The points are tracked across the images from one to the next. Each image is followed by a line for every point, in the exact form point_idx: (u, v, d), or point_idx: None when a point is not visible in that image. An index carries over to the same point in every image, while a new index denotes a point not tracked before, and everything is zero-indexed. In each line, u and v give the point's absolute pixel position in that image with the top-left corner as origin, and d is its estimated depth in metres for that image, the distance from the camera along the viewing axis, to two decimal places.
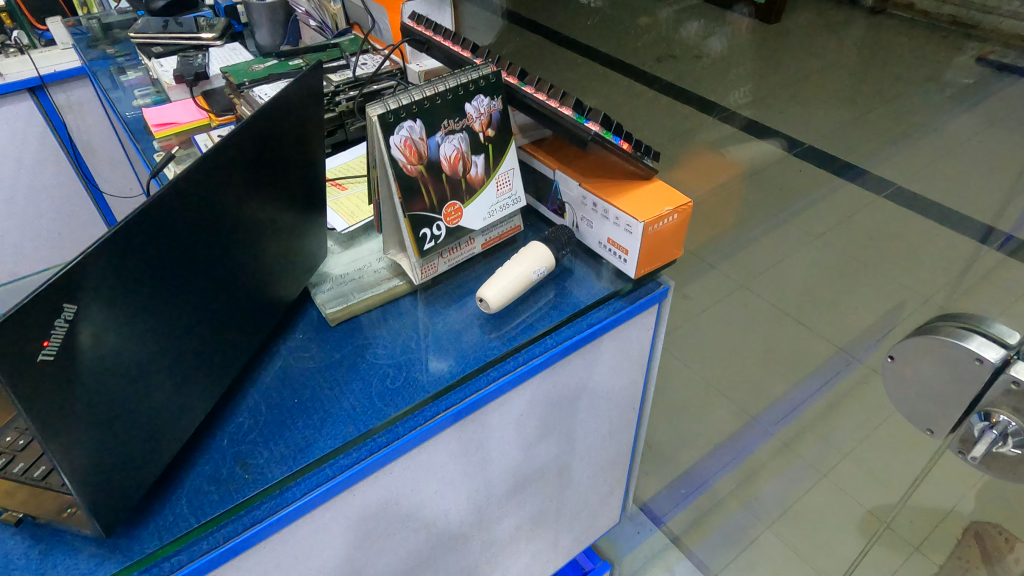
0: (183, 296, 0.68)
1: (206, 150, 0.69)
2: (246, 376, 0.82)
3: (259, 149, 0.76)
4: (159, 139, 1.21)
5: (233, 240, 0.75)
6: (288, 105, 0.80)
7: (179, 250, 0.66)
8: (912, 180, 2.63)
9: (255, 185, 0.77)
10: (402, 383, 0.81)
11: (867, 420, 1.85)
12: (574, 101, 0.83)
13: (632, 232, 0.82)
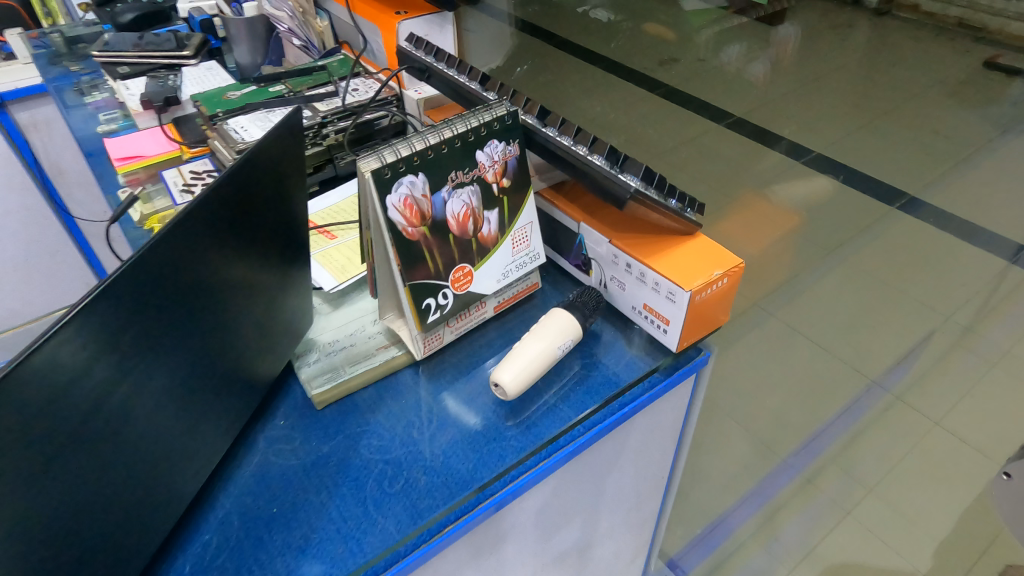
0: (141, 403, 0.55)
1: (161, 228, 0.54)
2: (217, 479, 0.70)
3: (238, 210, 0.63)
4: (123, 174, 1.07)
5: (204, 321, 0.61)
6: (273, 156, 0.67)
7: (134, 350, 0.53)
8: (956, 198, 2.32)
9: (233, 256, 0.64)
10: (401, 487, 0.68)
11: (891, 452, 1.78)
12: (606, 146, 0.69)
13: (675, 300, 0.69)
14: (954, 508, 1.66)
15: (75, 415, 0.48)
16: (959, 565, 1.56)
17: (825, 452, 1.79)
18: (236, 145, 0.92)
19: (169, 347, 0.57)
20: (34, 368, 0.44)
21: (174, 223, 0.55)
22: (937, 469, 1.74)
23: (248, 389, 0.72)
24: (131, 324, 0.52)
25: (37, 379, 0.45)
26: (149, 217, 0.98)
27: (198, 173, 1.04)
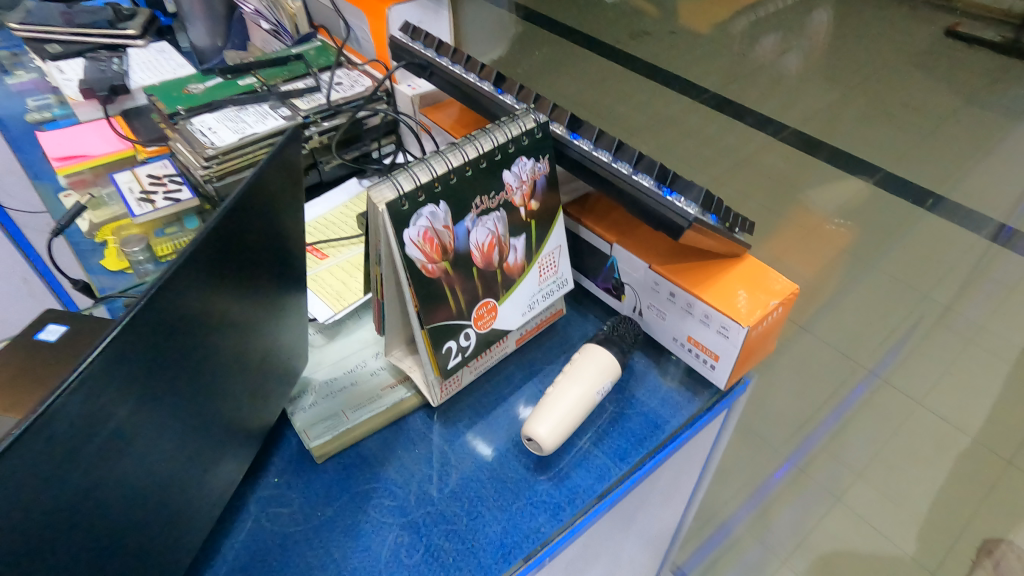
0: (138, 490, 0.44)
1: (153, 281, 0.42)
2: (202, 555, 0.59)
3: (240, 252, 0.51)
4: (64, 176, 0.93)
5: (212, 383, 0.51)
6: (278, 178, 0.54)
7: (130, 427, 0.42)
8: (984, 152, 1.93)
9: (236, 301, 0.52)
10: (422, 557, 0.59)
11: (881, 432, 1.50)
12: (649, 162, 0.60)
13: (729, 336, 0.62)
14: (937, 480, 1.42)
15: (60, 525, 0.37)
16: (942, 543, 1.33)
17: (813, 436, 1.50)
18: (205, 149, 0.79)
19: (170, 418, 0.46)
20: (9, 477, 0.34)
21: (172, 273, 0.43)
22: (925, 447, 1.47)
23: (249, 446, 0.61)
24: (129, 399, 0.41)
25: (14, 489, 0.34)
26: (101, 227, 0.88)
27: (158, 177, 0.88)
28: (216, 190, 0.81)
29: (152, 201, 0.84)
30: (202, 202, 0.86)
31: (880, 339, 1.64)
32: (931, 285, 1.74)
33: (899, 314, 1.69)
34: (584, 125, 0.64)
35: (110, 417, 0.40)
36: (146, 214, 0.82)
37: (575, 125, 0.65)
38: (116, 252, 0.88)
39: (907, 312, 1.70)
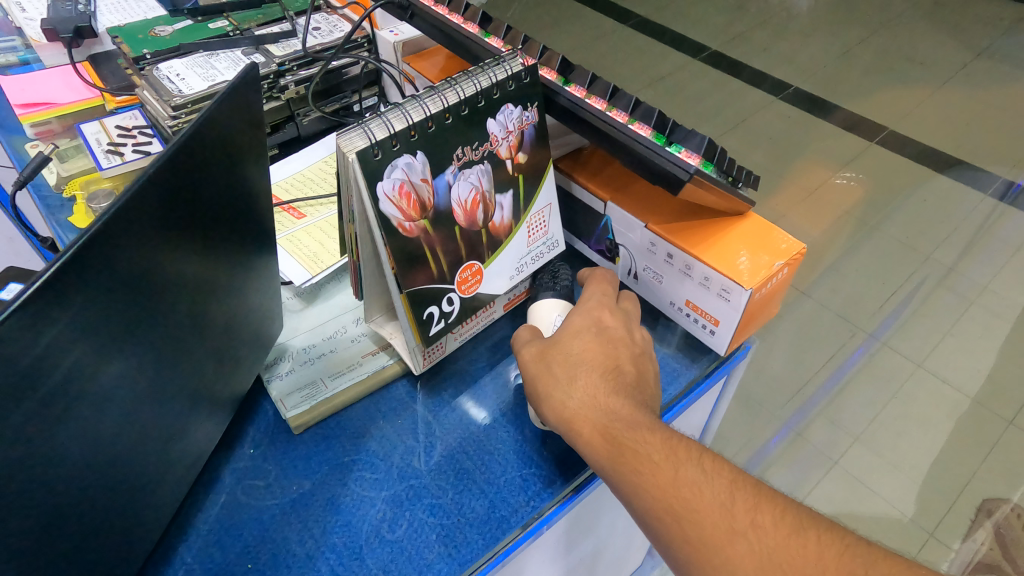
0: (75, 467, 0.40)
1: (80, 237, 0.37)
2: (172, 531, 0.56)
3: (188, 210, 0.46)
4: (30, 125, 0.87)
5: (165, 348, 0.47)
6: (234, 122, 0.49)
7: (63, 401, 0.38)
8: (988, 109, 1.90)
9: (188, 264, 0.48)
10: (406, 532, 0.56)
11: (883, 392, 1.41)
12: (648, 110, 0.55)
13: (731, 299, 0.58)
14: (938, 440, 1.35)
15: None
16: (940, 502, 1.28)
17: (814, 399, 1.40)
18: (173, 99, 0.73)
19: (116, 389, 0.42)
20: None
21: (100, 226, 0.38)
22: (930, 409, 1.39)
23: (218, 418, 0.57)
24: (59, 369, 0.37)
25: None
26: (69, 181, 0.81)
27: (127, 128, 0.83)
28: None
29: (121, 153, 0.79)
30: None
31: (881, 301, 1.51)
32: (932, 244, 1.62)
33: (900, 273, 1.55)
34: (576, 69, 0.59)
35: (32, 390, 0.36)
36: (115, 167, 0.78)
37: (568, 70, 0.60)
38: (82, 207, 0.79)
39: (909, 271, 1.56)
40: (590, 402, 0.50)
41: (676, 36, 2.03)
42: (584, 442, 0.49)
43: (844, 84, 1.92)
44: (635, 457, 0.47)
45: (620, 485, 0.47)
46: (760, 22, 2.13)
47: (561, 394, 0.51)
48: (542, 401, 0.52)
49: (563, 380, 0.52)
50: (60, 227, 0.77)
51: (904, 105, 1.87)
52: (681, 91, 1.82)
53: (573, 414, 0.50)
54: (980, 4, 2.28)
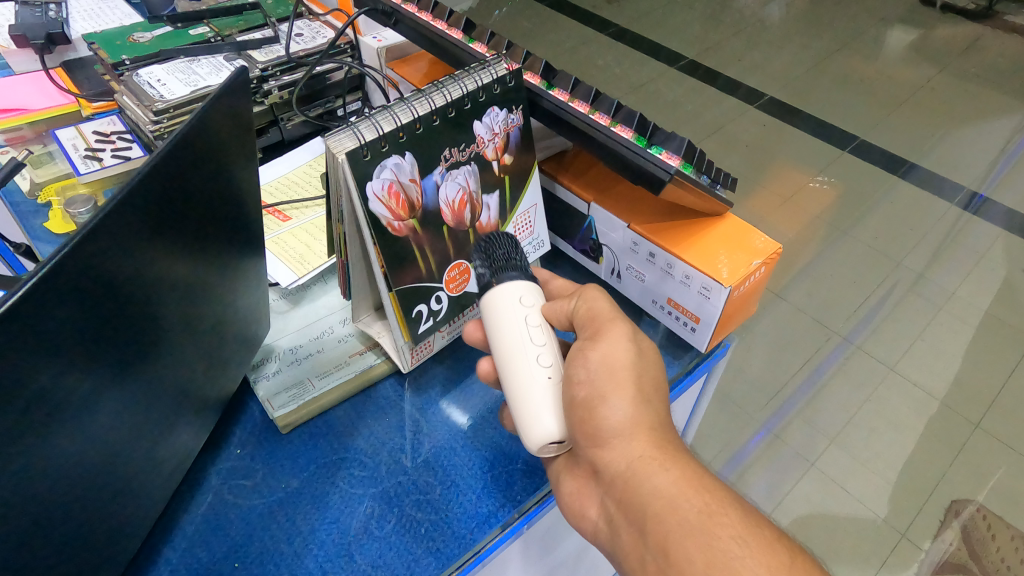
0: (71, 466, 0.41)
1: (70, 238, 0.38)
2: (158, 532, 0.56)
3: (177, 210, 0.46)
4: (0, 131, 0.85)
5: (156, 346, 0.47)
6: (225, 124, 0.50)
7: (59, 400, 0.38)
8: (952, 122, 1.97)
9: (180, 263, 0.48)
10: (394, 528, 0.57)
11: (856, 395, 1.44)
12: (630, 114, 0.57)
13: (711, 297, 0.60)
14: (909, 442, 1.38)
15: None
16: (912, 503, 1.31)
17: (791, 401, 1.44)
18: (154, 103, 0.73)
19: (111, 388, 0.43)
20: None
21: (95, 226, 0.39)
22: (901, 412, 1.42)
23: (206, 418, 0.58)
24: (53, 367, 0.37)
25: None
26: (44, 187, 0.80)
27: (106, 134, 0.82)
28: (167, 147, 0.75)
29: (99, 159, 0.78)
30: None
31: (855, 306, 1.55)
32: (902, 250, 1.66)
33: (872, 279, 1.60)
34: (560, 74, 0.60)
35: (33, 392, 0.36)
36: (92, 172, 0.76)
37: (551, 75, 0.61)
38: (59, 213, 0.78)
39: (881, 277, 1.61)
40: (669, 430, 0.49)
41: (652, 46, 2.07)
42: (659, 460, 0.47)
43: (815, 95, 1.97)
44: (712, 495, 0.46)
45: (692, 515, 0.44)
46: (734, 34, 2.17)
47: (639, 404, 0.49)
48: (613, 398, 0.48)
49: (643, 391, 0.49)
50: (36, 233, 0.76)
51: (872, 116, 1.92)
52: (657, 100, 1.85)
53: (649, 430, 0.48)
54: (945, 21, 2.36)
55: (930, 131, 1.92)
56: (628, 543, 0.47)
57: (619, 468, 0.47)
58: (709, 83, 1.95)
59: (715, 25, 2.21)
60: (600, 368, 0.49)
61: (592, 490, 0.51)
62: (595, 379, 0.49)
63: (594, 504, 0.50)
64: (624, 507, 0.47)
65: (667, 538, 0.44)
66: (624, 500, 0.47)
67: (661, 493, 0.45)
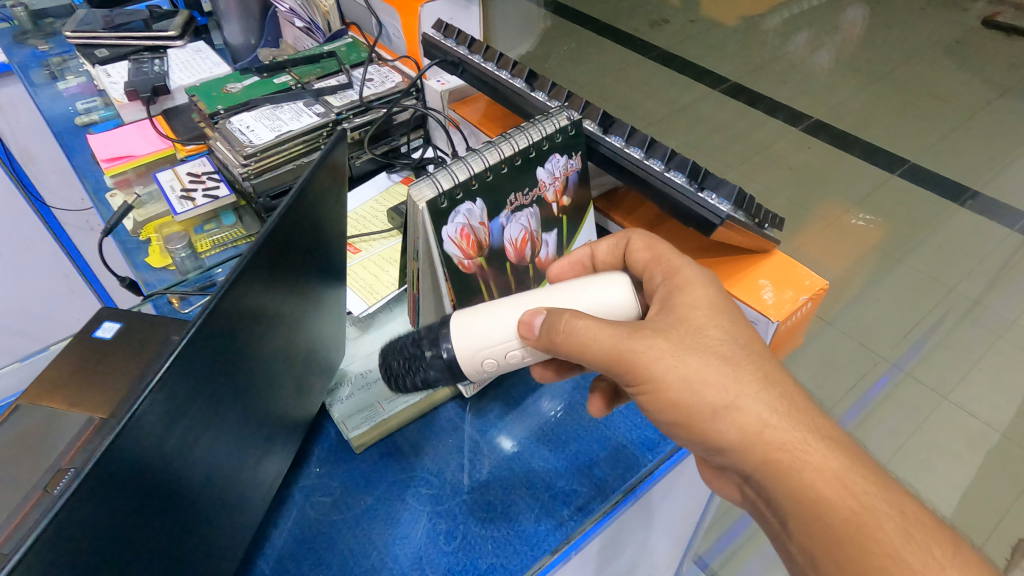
0: (196, 486, 0.48)
1: (211, 298, 0.45)
2: (252, 546, 0.61)
3: (279, 254, 0.53)
4: (110, 177, 0.94)
5: (254, 375, 0.53)
6: (323, 177, 0.56)
7: (193, 431, 0.46)
8: (1010, 145, 1.93)
9: (280, 302, 0.55)
10: (460, 544, 0.61)
11: (907, 423, 1.43)
12: (679, 159, 0.61)
13: (758, 330, 0.63)
14: (966, 474, 1.36)
15: (131, 524, 0.41)
16: (972, 540, 1.29)
17: (840, 424, 1.42)
18: (244, 149, 0.81)
19: (226, 418, 0.50)
20: (102, 480, 0.38)
21: (225, 289, 0.46)
22: (955, 441, 1.40)
23: (293, 439, 0.63)
24: (186, 398, 0.44)
25: (98, 489, 0.38)
26: (144, 225, 0.90)
27: (198, 175, 0.90)
28: (253, 188, 0.82)
29: (193, 199, 0.86)
30: (238, 200, 0.89)
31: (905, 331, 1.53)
32: (956, 278, 1.64)
33: (926, 305, 1.58)
34: (616, 121, 0.65)
35: (174, 427, 0.44)
36: (188, 212, 0.85)
37: (607, 122, 0.66)
38: (157, 249, 0.88)
39: (934, 304, 1.58)
40: (788, 415, 0.48)
41: (700, 67, 2.06)
42: (788, 465, 0.46)
43: (868, 117, 1.94)
44: (854, 481, 0.45)
45: (839, 521, 0.44)
46: (785, 56, 2.16)
47: (742, 406, 0.48)
48: (708, 418, 0.48)
49: (733, 392, 0.48)
50: (139, 267, 0.87)
51: (926, 140, 1.90)
52: (706, 122, 1.85)
53: (766, 428, 0.47)
54: (1006, 43, 2.31)
55: (986, 155, 1.90)
56: (779, 531, 0.50)
57: (749, 472, 0.48)
58: (759, 104, 1.95)
59: (765, 45, 2.21)
60: (677, 399, 0.48)
61: (732, 481, 0.54)
62: (679, 410, 0.49)
63: (738, 490, 0.54)
64: (768, 503, 0.48)
65: (815, 541, 0.45)
66: (766, 500, 0.48)
67: (798, 494, 0.46)
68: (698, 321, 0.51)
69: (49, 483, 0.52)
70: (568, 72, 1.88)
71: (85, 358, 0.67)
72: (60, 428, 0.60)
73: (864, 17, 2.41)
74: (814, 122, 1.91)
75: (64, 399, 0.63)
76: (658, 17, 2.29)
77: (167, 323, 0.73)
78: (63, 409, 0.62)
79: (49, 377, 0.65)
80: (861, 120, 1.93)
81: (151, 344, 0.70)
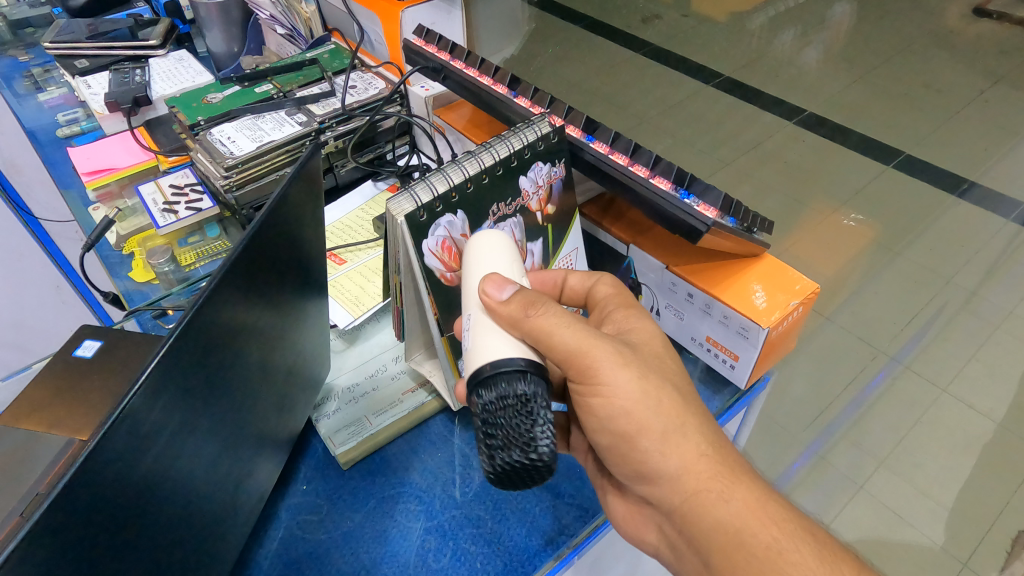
0: (175, 508, 0.46)
1: (187, 314, 0.44)
2: (239, 567, 0.60)
3: (256, 272, 0.51)
4: (93, 190, 0.93)
5: (235, 395, 0.52)
6: (299, 191, 0.55)
7: (168, 455, 0.45)
8: (1005, 134, 1.92)
9: (258, 321, 0.53)
10: (450, 561, 0.60)
11: (905, 417, 1.42)
12: (665, 165, 0.60)
13: (749, 337, 0.62)
14: (965, 466, 1.36)
15: (105, 555, 0.40)
16: (973, 533, 1.28)
17: (838, 420, 1.41)
18: (225, 160, 0.79)
19: (204, 439, 0.49)
20: (72, 506, 0.37)
21: (198, 309, 0.45)
22: (952, 434, 1.39)
23: (279, 455, 0.62)
24: (161, 423, 0.43)
25: (67, 518, 0.36)
26: (127, 239, 0.89)
27: (180, 187, 0.89)
28: (235, 200, 0.80)
29: (176, 211, 0.85)
30: (222, 210, 0.88)
31: (901, 325, 1.51)
32: (952, 269, 1.63)
33: (922, 297, 1.56)
34: (599, 127, 0.64)
35: (150, 451, 0.43)
36: (170, 225, 0.84)
37: (591, 128, 0.65)
38: (141, 262, 0.87)
39: (932, 296, 1.57)
40: (725, 452, 0.50)
41: (690, 63, 2.05)
42: (716, 496, 0.48)
43: (860, 110, 1.93)
44: (776, 520, 0.48)
45: (761, 551, 0.46)
46: (777, 50, 2.15)
47: (685, 433, 0.50)
48: (653, 437, 0.49)
49: (682, 419, 0.50)
50: (123, 282, 0.86)
51: (920, 132, 1.89)
52: (698, 119, 1.83)
53: (701, 458, 0.49)
54: (999, 32, 2.30)
55: (981, 145, 1.88)
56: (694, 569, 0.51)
57: (676, 502, 0.49)
58: (750, 99, 1.93)
59: (754, 39, 2.21)
60: (630, 409, 0.49)
61: (648, 515, 0.55)
62: (624, 424, 0.49)
63: (653, 528, 0.55)
64: (688, 535, 0.49)
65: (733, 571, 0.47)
66: (687, 533, 0.50)
67: (723, 527, 0.47)
68: (657, 351, 0.54)
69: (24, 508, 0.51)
70: (557, 74, 1.87)
71: (65, 377, 0.66)
72: (38, 451, 0.59)
73: (853, 10, 2.40)
74: (805, 115, 1.90)
75: (43, 420, 0.62)
76: (647, 14, 2.28)
77: (149, 339, 0.71)
78: (40, 431, 0.61)
79: (28, 400, 0.64)
80: (853, 113, 1.92)
81: (131, 362, 0.69)
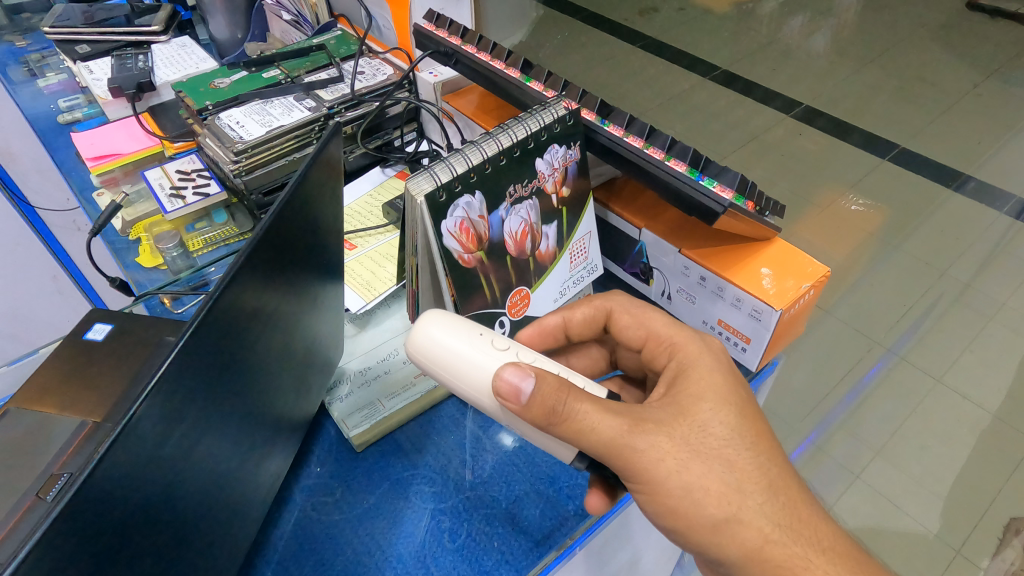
0: (196, 489, 0.47)
1: (209, 295, 0.45)
2: (253, 549, 0.60)
3: (275, 252, 0.51)
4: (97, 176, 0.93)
5: (255, 376, 0.52)
6: (318, 172, 0.55)
7: (192, 435, 0.45)
8: (999, 127, 1.94)
9: (277, 302, 0.54)
10: (463, 543, 0.60)
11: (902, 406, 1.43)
12: (681, 148, 0.61)
13: (761, 319, 0.62)
14: (958, 456, 1.38)
15: (131, 533, 0.40)
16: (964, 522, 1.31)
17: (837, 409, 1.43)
18: (235, 145, 0.79)
19: (225, 420, 0.49)
20: (102, 484, 0.37)
21: (221, 289, 0.45)
22: (948, 424, 1.42)
23: (294, 437, 0.62)
24: (184, 403, 0.44)
25: (96, 496, 0.37)
26: (134, 224, 0.88)
27: (187, 173, 0.89)
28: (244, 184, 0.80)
29: (183, 197, 0.85)
30: (230, 196, 0.88)
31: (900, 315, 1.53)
32: (949, 260, 1.65)
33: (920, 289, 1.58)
34: (614, 110, 0.65)
35: (175, 430, 0.43)
36: (178, 210, 0.84)
37: (606, 111, 0.66)
38: (148, 248, 0.87)
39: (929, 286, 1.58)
40: (790, 526, 0.48)
41: (689, 55, 2.05)
42: None
43: (858, 103, 1.94)
44: None
45: None
46: (775, 42, 2.16)
47: (744, 518, 0.47)
48: (710, 533, 0.47)
49: (737, 504, 0.47)
50: (130, 268, 0.85)
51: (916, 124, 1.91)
52: (698, 110, 1.84)
53: (767, 542, 0.47)
54: (994, 27, 2.32)
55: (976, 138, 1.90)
56: None
57: None
58: (750, 90, 1.94)
59: (753, 30, 2.21)
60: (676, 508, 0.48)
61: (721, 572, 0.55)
62: (674, 521, 0.48)
63: None
64: None
65: None
66: None
67: None
68: (705, 418, 0.50)
69: (41, 489, 0.51)
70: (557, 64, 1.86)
71: (76, 362, 0.66)
72: (51, 432, 0.59)
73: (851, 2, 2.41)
74: (804, 106, 1.90)
75: (55, 403, 0.62)
76: (646, 5, 2.28)
77: (160, 324, 0.71)
78: (52, 414, 0.61)
79: (39, 384, 0.64)
80: (851, 105, 1.93)
81: (142, 346, 0.69)
